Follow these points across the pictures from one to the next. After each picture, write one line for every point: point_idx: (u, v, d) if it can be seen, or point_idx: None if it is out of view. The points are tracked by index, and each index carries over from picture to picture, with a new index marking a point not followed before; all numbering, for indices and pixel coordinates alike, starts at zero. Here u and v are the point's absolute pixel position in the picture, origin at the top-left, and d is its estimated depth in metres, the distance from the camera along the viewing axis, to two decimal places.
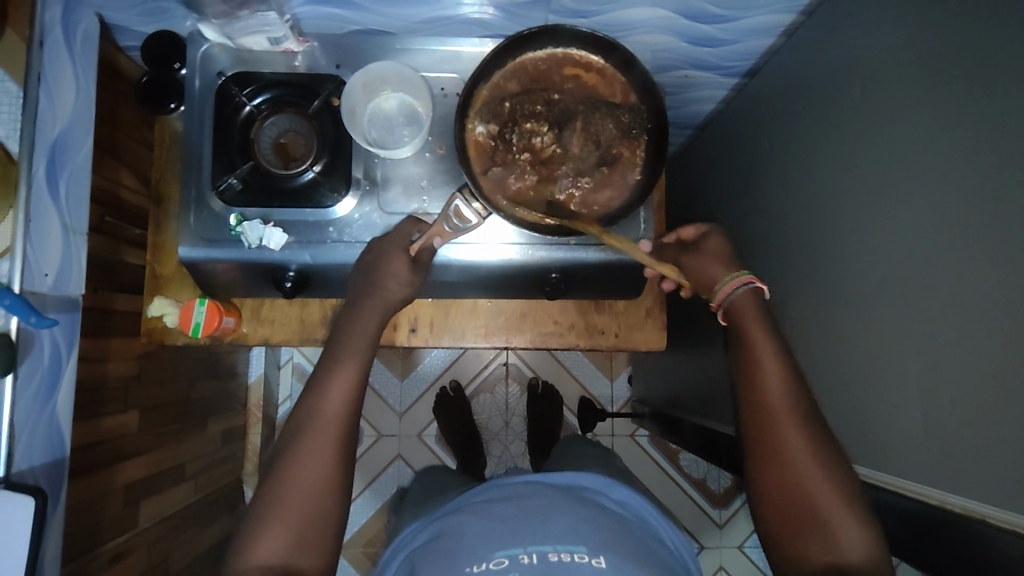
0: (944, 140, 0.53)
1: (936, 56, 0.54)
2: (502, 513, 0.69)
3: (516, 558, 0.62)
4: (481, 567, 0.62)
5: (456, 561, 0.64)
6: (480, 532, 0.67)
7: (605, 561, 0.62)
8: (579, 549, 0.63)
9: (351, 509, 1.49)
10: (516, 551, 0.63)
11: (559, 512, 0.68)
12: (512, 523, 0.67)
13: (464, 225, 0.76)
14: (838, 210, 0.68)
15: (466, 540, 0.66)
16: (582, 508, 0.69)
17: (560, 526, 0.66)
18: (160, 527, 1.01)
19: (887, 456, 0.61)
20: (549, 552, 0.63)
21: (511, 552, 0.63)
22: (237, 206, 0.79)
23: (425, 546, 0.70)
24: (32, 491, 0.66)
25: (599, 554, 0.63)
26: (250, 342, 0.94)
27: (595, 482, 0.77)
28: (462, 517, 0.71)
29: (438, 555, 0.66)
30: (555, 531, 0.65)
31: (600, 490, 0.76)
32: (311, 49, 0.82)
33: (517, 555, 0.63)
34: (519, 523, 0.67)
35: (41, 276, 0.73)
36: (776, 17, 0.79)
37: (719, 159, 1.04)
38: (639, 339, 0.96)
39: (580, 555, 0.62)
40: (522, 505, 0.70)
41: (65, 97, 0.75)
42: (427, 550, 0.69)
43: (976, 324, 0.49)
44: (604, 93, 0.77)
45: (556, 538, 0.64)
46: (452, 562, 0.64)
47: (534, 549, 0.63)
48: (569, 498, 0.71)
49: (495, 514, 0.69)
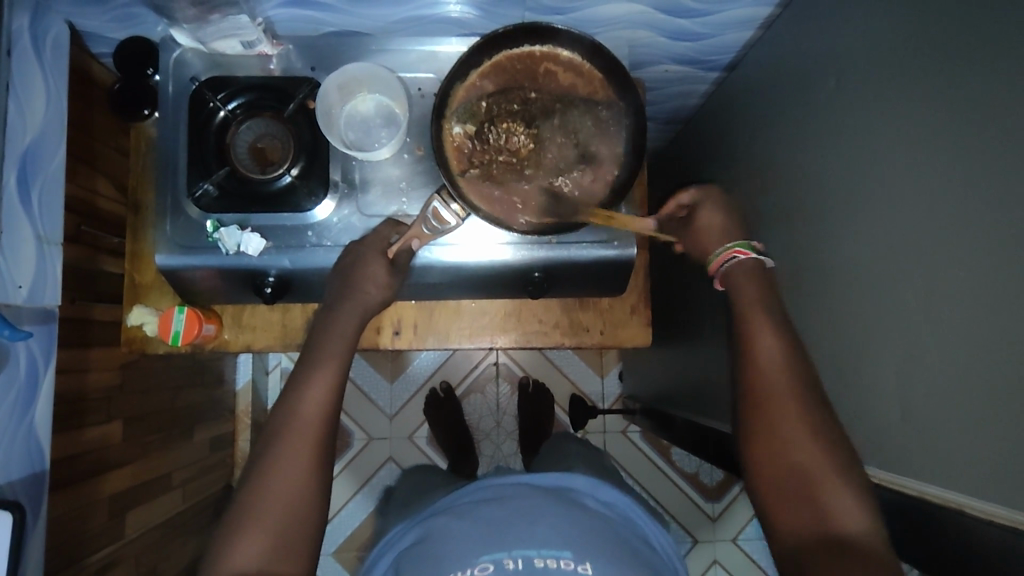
0: (922, 128, 0.52)
1: (912, 48, 0.54)
2: (486, 515, 0.68)
3: (501, 563, 0.62)
4: (466, 573, 0.62)
5: (440, 566, 0.63)
6: (464, 534, 0.66)
7: (590, 568, 0.61)
8: (564, 555, 0.62)
9: (341, 514, 1.48)
10: (500, 556, 0.63)
11: (544, 514, 0.67)
12: (496, 526, 0.66)
13: (443, 227, 0.76)
14: (817, 201, 0.68)
15: (450, 544, 0.66)
16: (568, 511, 0.69)
17: (544, 529, 0.65)
18: (147, 537, 1.00)
19: (871, 447, 0.61)
20: (534, 558, 0.62)
21: (496, 556, 0.63)
22: (214, 213, 0.78)
23: (408, 551, 0.69)
24: (10, 506, 0.65)
25: (584, 560, 0.62)
26: (233, 349, 0.93)
27: (581, 483, 0.76)
28: (446, 520, 0.70)
29: (424, 559, 0.65)
30: (540, 535, 0.65)
31: (587, 491, 0.75)
32: (286, 52, 0.81)
33: (502, 560, 0.62)
34: (503, 525, 0.66)
35: (15, 289, 0.72)
36: (754, 10, 0.79)
37: (700, 153, 1.04)
38: (624, 335, 0.96)
39: (565, 562, 0.62)
40: (507, 507, 0.69)
41: (35, 105, 0.74)
42: (409, 555, 0.68)
43: (955, 314, 0.49)
44: (581, 91, 0.76)
45: (541, 542, 0.64)
46: (436, 566, 0.63)
47: (518, 554, 0.63)
48: (556, 500, 0.70)
49: (478, 515, 0.69)
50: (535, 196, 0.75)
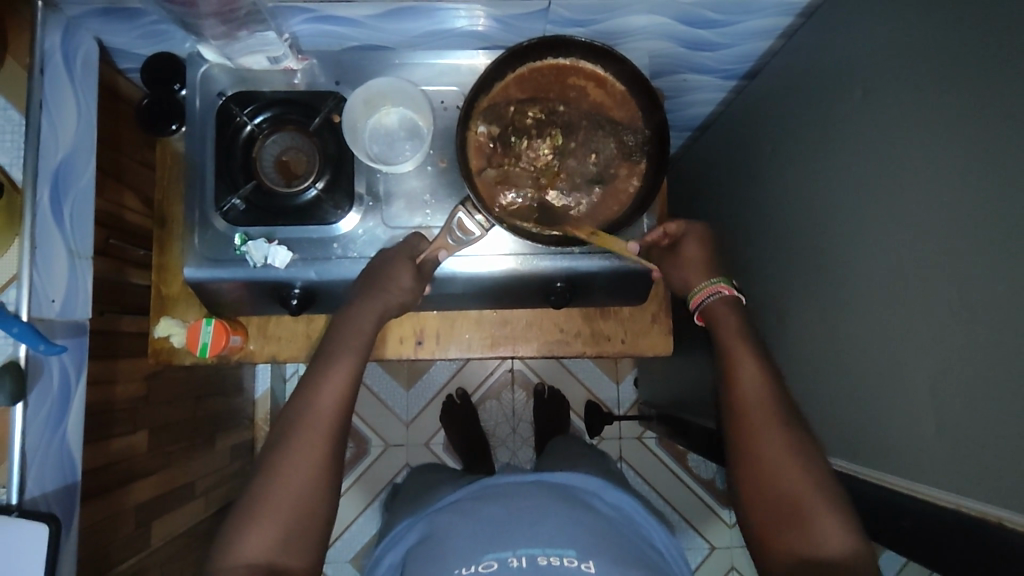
0: (949, 140, 0.52)
1: (933, 62, 0.54)
2: (491, 514, 0.69)
3: (505, 561, 0.62)
4: (470, 570, 0.62)
5: (445, 563, 0.64)
6: (468, 532, 0.67)
7: (594, 565, 0.61)
8: (568, 553, 0.62)
9: (358, 521, 1.49)
10: (505, 554, 0.63)
11: (549, 512, 0.68)
12: (501, 524, 0.67)
13: (468, 238, 0.78)
14: (840, 212, 0.68)
15: (453, 541, 0.66)
16: (575, 509, 0.69)
17: (549, 527, 0.66)
18: (171, 546, 1.01)
19: (900, 458, 0.60)
20: (538, 556, 0.63)
21: (500, 555, 0.63)
22: (241, 226, 0.79)
23: (414, 548, 0.70)
24: (46, 517, 0.66)
25: (588, 559, 0.62)
26: (257, 359, 0.94)
27: (588, 484, 0.76)
28: (449, 517, 0.70)
29: (428, 558, 0.66)
30: (544, 533, 0.65)
31: (594, 492, 0.75)
32: (311, 67, 0.82)
33: (506, 558, 0.63)
34: (509, 526, 0.66)
35: (48, 302, 0.73)
36: (773, 20, 0.79)
37: (719, 161, 1.04)
38: (645, 344, 0.96)
39: (569, 560, 0.62)
40: (512, 506, 0.69)
41: (67, 122, 0.75)
42: (414, 552, 0.69)
43: (991, 326, 0.49)
44: (616, 115, 0.77)
45: (544, 541, 0.64)
46: (440, 564, 0.64)
47: (523, 552, 0.63)
48: (561, 500, 0.71)
49: (484, 513, 0.69)
50: (542, 205, 0.76)
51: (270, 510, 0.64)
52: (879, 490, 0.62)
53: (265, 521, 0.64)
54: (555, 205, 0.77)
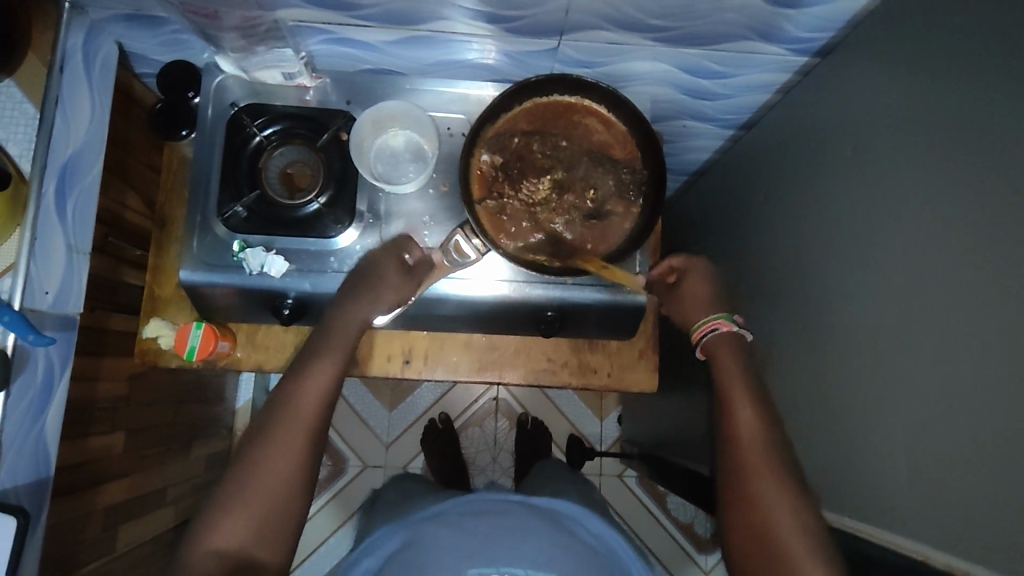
0: (933, 200, 0.55)
1: (920, 126, 0.57)
2: (473, 527, 0.69)
3: None
4: None
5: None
6: (450, 544, 0.67)
7: None
8: None
9: (329, 541, 1.46)
10: (488, 571, 0.63)
11: (533, 533, 0.68)
12: (482, 539, 0.67)
13: (463, 259, 0.80)
14: (826, 262, 0.70)
15: (435, 553, 0.66)
16: (554, 535, 0.68)
17: (532, 548, 0.66)
18: (136, 553, 0.99)
19: (874, 508, 0.61)
20: None
21: (484, 571, 0.63)
22: (241, 233, 0.81)
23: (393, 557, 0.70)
24: (15, 509, 0.65)
25: None
26: (243, 367, 0.94)
27: (569, 508, 0.75)
28: (432, 527, 0.70)
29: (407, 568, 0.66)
30: (528, 554, 0.65)
31: (575, 518, 0.75)
32: (324, 85, 0.84)
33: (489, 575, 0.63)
34: (491, 541, 0.66)
35: (41, 294, 0.74)
36: (772, 76, 0.83)
37: (713, 206, 1.07)
38: (630, 379, 0.97)
39: None
40: (495, 521, 0.69)
41: (80, 119, 0.77)
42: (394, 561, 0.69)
43: (966, 380, 0.50)
44: (615, 152, 0.80)
45: (528, 562, 0.64)
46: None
47: (505, 571, 0.63)
48: (547, 523, 0.70)
49: (466, 526, 0.69)
50: (539, 237, 0.78)
51: (243, 517, 0.64)
52: (852, 539, 0.63)
53: (239, 528, 0.63)
54: (551, 237, 0.78)
